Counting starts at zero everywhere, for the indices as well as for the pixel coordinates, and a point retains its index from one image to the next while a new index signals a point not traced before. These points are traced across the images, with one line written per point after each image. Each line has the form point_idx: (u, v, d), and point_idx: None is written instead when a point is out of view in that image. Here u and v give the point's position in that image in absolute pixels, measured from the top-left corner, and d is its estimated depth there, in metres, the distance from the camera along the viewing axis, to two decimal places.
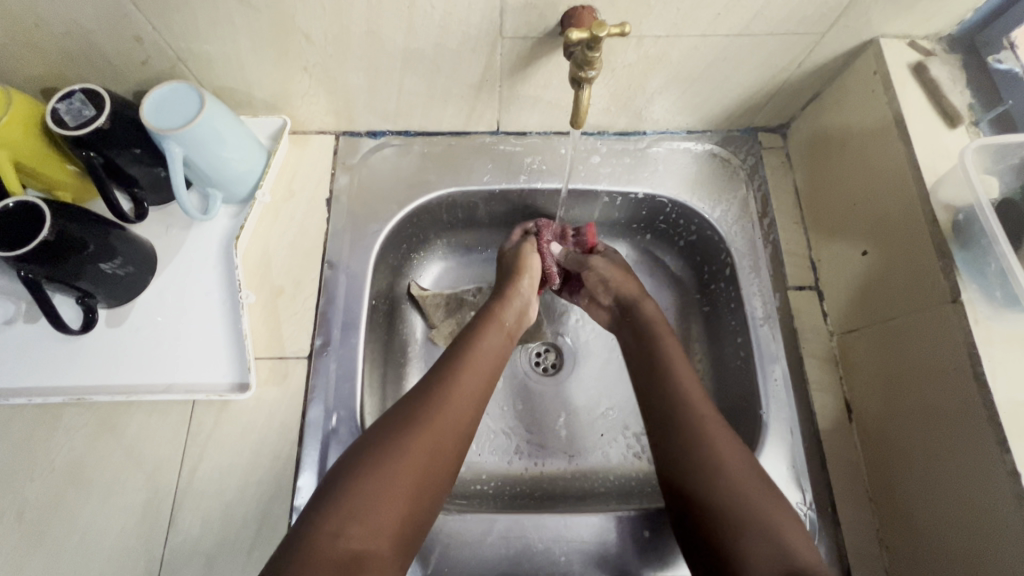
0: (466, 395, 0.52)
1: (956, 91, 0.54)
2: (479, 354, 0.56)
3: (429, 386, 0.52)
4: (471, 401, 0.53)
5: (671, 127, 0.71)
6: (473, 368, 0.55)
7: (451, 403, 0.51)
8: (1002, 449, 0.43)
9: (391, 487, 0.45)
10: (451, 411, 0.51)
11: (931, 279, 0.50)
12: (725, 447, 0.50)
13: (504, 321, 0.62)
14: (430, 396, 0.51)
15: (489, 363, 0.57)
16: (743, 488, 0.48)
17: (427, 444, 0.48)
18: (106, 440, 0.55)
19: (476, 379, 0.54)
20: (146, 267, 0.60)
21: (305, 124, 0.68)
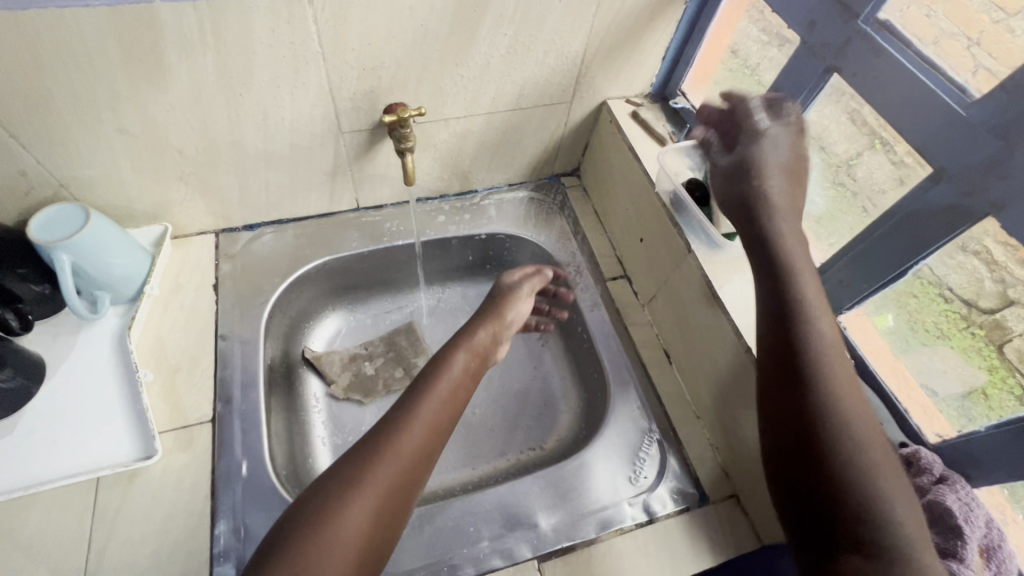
0: (419, 430, 0.57)
1: (660, 125, 0.81)
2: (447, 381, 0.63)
3: (385, 424, 0.57)
4: (430, 433, 0.58)
5: (495, 183, 0.92)
6: (430, 407, 0.60)
7: (408, 439, 0.56)
8: (739, 336, 0.64)
9: (348, 523, 0.50)
10: (408, 447, 0.56)
11: (674, 243, 0.72)
12: (855, 406, 0.50)
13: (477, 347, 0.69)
14: (391, 430, 0.56)
15: (450, 401, 0.62)
16: (871, 449, 0.48)
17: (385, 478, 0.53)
18: (0, 545, 0.55)
19: (431, 416, 0.59)
20: (34, 376, 0.64)
21: (185, 228, 0.78)
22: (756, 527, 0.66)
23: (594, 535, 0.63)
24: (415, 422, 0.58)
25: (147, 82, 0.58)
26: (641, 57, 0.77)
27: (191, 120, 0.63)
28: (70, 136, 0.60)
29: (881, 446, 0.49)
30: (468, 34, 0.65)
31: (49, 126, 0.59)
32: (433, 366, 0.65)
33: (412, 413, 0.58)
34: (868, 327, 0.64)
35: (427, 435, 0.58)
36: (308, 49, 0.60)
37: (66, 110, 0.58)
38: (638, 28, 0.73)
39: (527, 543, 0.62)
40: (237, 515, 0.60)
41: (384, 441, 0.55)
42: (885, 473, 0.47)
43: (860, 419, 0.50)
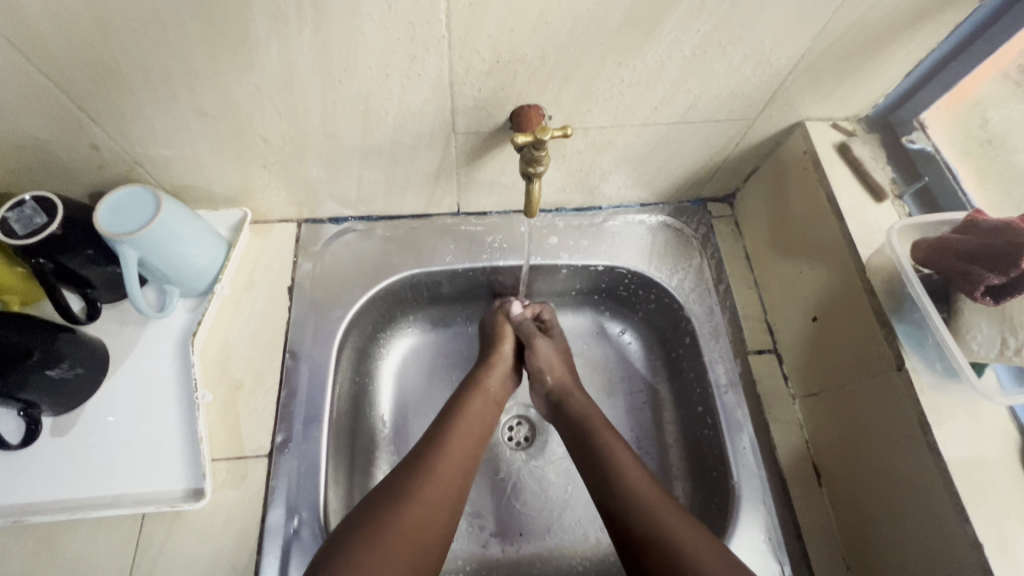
0: (426, 513, 0.51)
1: (878, 168, 0.58)
2: (467, 416, 0.60)
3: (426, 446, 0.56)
4: (455, 482, 0.55)
5: (624, 202, 0.74)
6: (462, 428, 0.59)
7: (401, 534, 0.49)
8: (962, 518, 0.44)
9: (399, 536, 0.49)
10: (404, 543, 0.49)
11: (876, 348, 0.51)
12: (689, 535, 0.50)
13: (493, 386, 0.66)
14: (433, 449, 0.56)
15: (466, 448, 0.57)
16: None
17: (428, 493, 0.52)
18: (45, 562, 0.51)
19: (441, 489, 0.53)
20: (97, 369, 0.58)
21: (266, 215, 0.68)
22: None
23: None
24: (428, 485, 0.53)
25: (230, 60, 0.45)
26: (877, 71, 0.55)
27: (279, 106, 0.51)
28: (142, 113, 0.50)
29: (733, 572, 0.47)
30: (647, 27, 0.46)
31: (119, 101, 0.48)
32: (451, 404, 0.62)
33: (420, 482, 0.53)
34: None
35: (435, 516, 0.52)
36: (430, 33, 0.45)
37: (137, 85, 0.47)
38: (891, 33, 0.50)
39: None
40: None
41: (431, 454, 0.55)
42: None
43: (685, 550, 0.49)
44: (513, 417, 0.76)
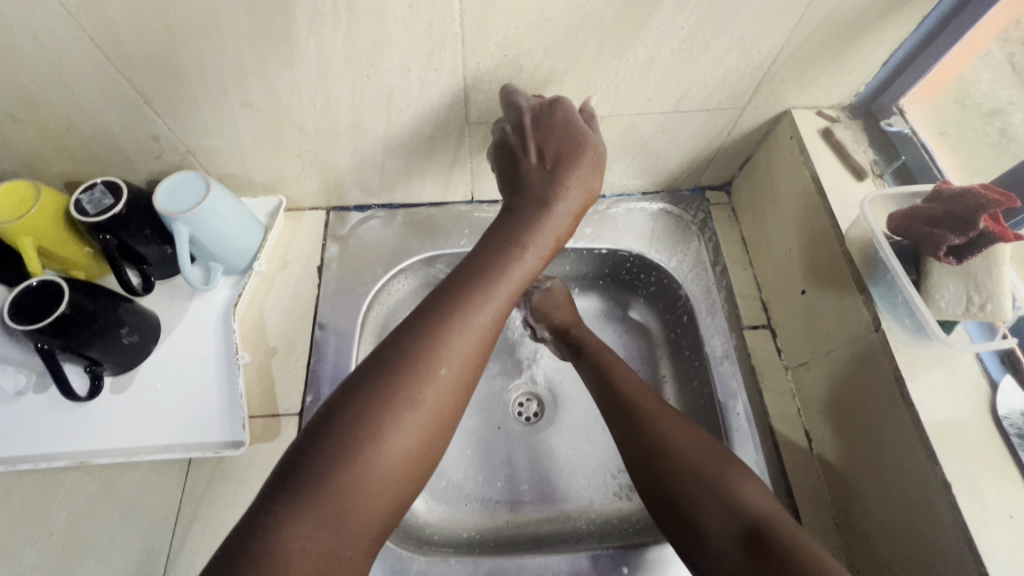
0: (451, 377, 0.46)
1: (860, 151, 0.63)
2: (505, 275, 0.51)
3: (455, 293, 0.49)
4: (484, 345, 0.49)
5: (627, 190, 0.79)
6: (502, 288, 0.51)
7: (425, 392, 0.45)
8: (933, 462, 0.47)
9: (420, 392, 0.45)
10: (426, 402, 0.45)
11: (857, 312, 0.55)
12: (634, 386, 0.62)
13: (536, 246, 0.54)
14: (460, 301, 0.49)
15: (501, 303, 0.50)
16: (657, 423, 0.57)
17: (457, 350, 0.47)
18: (105, 501, 0.58)
19: (471, 351, 0.48)
20: (151, 335, 0.66)
21: (299, 203, 0.76)
22: None
23: None
24: (456, 341, 0.47)
25: (275, 57, 0.53)
26: (854, 61, 0.59)
27: (314, 99, 0.58)
28: (197, 106, 0.58)
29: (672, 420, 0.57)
30: (636, 23, 0.53)
31: (179, 95, 0.56)
32: (486, 260, 0.52)
33: (446, 339, 0.47)
34: None
35: (459, 378, 0.47)
36: (445, 31, 0.51)
37: (195, 81, 0.55)
38: (863, 25, 0.55)
39: None
40: None
41: (460, 304, 0.48)
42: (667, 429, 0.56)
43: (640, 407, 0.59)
44: (523, 392, 0.81)
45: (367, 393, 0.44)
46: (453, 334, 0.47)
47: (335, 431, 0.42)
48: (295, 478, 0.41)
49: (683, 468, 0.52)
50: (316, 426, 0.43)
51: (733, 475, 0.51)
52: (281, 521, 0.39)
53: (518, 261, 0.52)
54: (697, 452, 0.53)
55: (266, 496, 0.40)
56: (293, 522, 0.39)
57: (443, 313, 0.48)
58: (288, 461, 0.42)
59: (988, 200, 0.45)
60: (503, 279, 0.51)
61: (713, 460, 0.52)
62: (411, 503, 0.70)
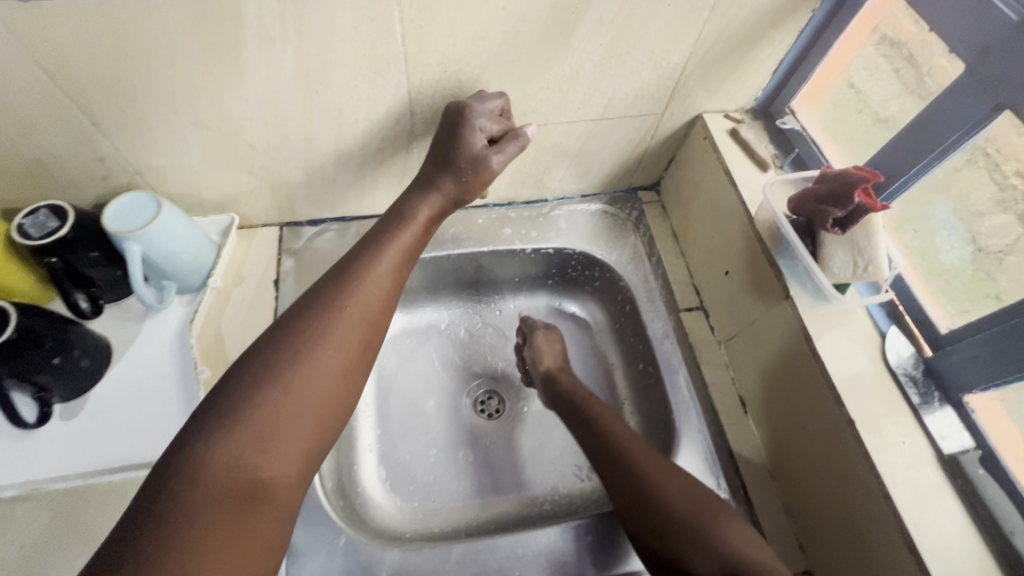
0: (342, 334, 0.51)
1: (762, 146, 0.72)
2: (398, 246, 0.59)
3: (339, 270, 0.56)
4: (377, 309, 0.55)
5: (567, 194, 0.86)
6: (388, 252, 0.57)
7: (325, 348, 0.50)
8: (840, 404, 0.55)
9: (317, 350, 0.50)
10: (329, 359, 0.50)
11: (771, 284, 0.63)
12: (611, 421, 0.64)
13: (414, 220, 0.61)
14: (342, 274, 0.55)
15: (385, 278, 0.56)
16: (641, 461, 0.58)
17: (350, 305, 0.53)
18: (61, 528, 0.57)
19: (360, 313, 0.53)
20: (103, 359, 0.65)
21: (251, 220, 0.77)
22: None
23: None
24: (348, 300, 0.53)
25: (225, 77, 0.55)
26: (749, 69, 0.69)
27: (265, 116, 0.61)
28: (146, 127, 0.59)
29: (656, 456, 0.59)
30: (561, 40, 0.59)
31: (127, 117, 0.58)
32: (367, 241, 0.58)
33: (331, 306, 0.52)
34: (997, 411, 0.53)
35: (353, 336, 0.52)
36: (389, 49, 0.56)
37: (145, 102, 0.56)
38: (752, 39, 0.64)
39: None
40: None
41: (343, 274, 0.55)
42: (657, 467, 0.58)
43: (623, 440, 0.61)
44: (484, 390, 0.84)
45: (264, 359, 0.49)
46: (333, 310, 0.53)
47: (235, 389, 0.47)
48: (203, 428, 0.44)
49: (676, 512, 0.54)
50: (218, 390, 0.47)
51: (730, 524, 0.53)
52: (200, 461, 0.43)
53: (400, 239, 0.59)
54: (689, 497, 0.55)
55: (184, 436, 0.44)
56: (212, 453, 0.43)
57: (335, 284, 0.54)
58: (201, 407, 0.46)
59: (860, 177, 0.54)
60: (386, 254, 0.57)
61: (704, 504, 0.55)
62: (381, 504, 0.72)
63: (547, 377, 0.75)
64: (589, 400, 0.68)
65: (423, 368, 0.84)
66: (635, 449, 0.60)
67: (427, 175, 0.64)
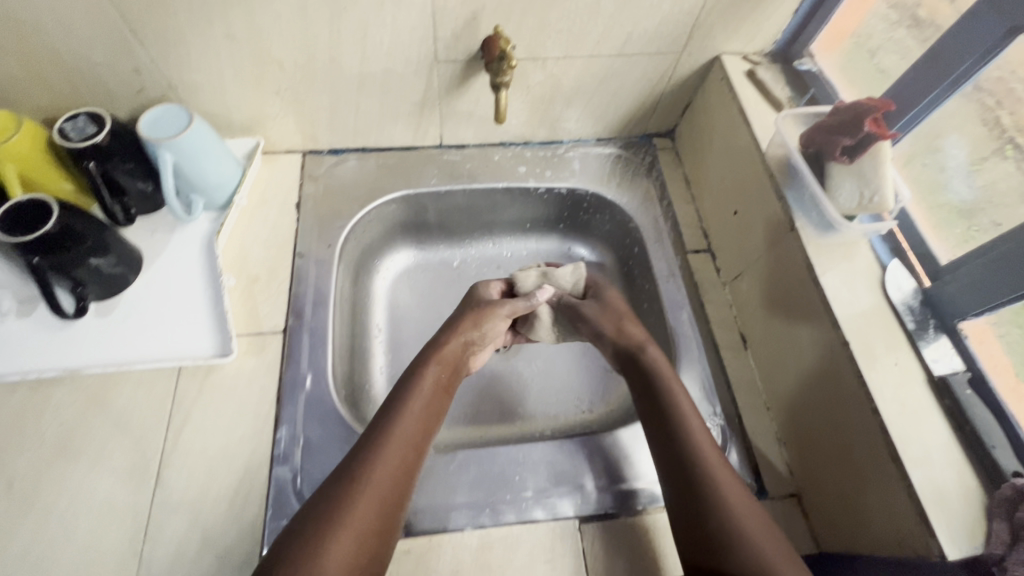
0: (378, 485, 0.52)
1: (778, 88, 0.73)
2: (417, 400, 0.61)
3: (371, 432, 0.57)
4: (405, 462, 0.55)
5: (583, 136, 0.88)
6: (415, 414, 0.59)
7: (354, 519, 0.49)
8: (836, 327, 0.57)
9: (346, 524, 0.49)
10: (359, 522, 0.50)
11: (777, 217, 0.64)
12: (691, 424, 0.59)
13: (445, 377, 0.66)
14: (373, 438, 0.56)
15: (420, 418, 0.59)
16: (713, 476, 0.54)
17: (377, 492, 0.52)
18: (96, 411, 0.61)
19: (394, 473, 0.54)
20: (134, 264, 0.69)
21: (275, 145, 0.80)
22: (816, 535, 0.60)
23: (641, 507, 0.61)
24: (379, 466, 0.53)
25: None
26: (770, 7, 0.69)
27: (294, 33, 0.63)
28: (181, 38, 0.62)
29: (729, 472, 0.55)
30: None
31: (164, 27, 0.60)
32: (404, 383, 0.63)
33: (365, 472, 0.53)
34: (990, 339, 0.55)
35: (383, 500, 0.52)
36: None
37: (181, 12, 0.59)
38: None
39: (570, 502, 0.61)
40: (296, 425, 0.63)
41: (376, 436, 0.56)
42: (731, 486, 0.54)
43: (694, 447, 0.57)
44: None
45: (306, 522, 0.49)
46: (399, 420, 0.58)
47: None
48: None
49: (746, 536, 0.50)
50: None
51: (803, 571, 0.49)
52: None
53: (425, 381, 0.63)
54: (762, 525, 0.51)
55: None
56: None
57: (372, 432, 0.57)
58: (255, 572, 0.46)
59: (869, 105, 0.56)
60: (417, 401, 0.61)
61: (777, 538, 0.51)
62: None
63: (622, 350, 0.69)
64: (666, 390, 0.62)
65: (435, 300, 0.88)
66: (711, 462, 0.55)
67: (454, 320, 0.72)
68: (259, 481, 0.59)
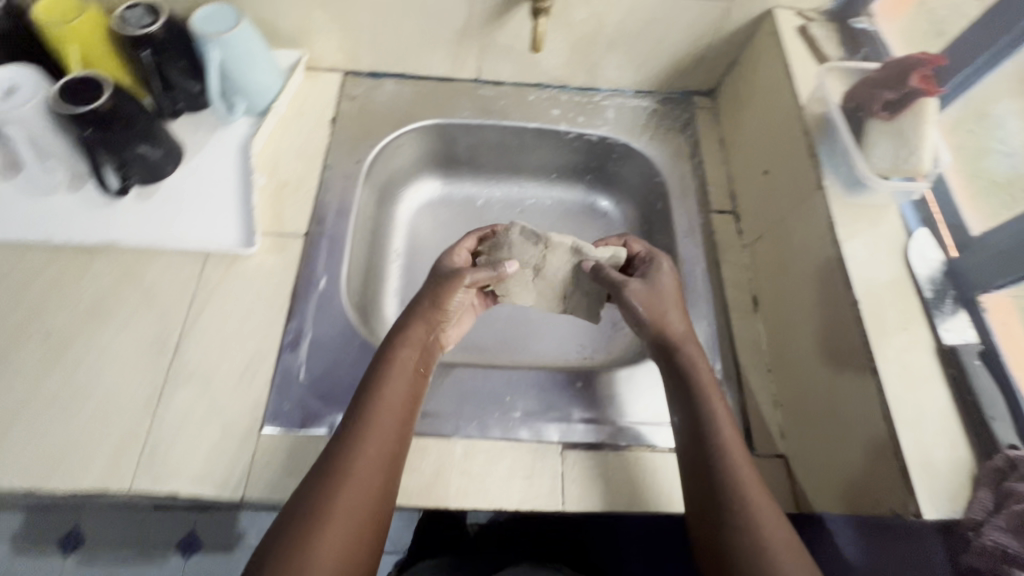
0: (367, 477, 0.49)
1: (830, 46, 0.70)
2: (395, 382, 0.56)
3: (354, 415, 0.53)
4: (390, 445, 0.52)
5: (621, 86, 0.86)
6: (399, 395, 0.55)
7: (345, 516, 0.47)
8: (847, 286, 0.55)
9: (338, 517, 0.47)
10: (354, 513, 0.48)
11: (805, 174, 0.63)
12: (737, 451, 0.53)
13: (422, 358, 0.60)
14: (357, 422, 0.52)
15: (400, 398, 0.55)
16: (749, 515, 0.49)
17: (365, 483, 0.49)
18: (128, 282, 0.66)
19: (379, 461, 0.51)
20: (173, 156, 0.72)
21: (318, 61, 0.82)
22: (798, 495, 0.60)
23: (625, 444, 0.62)
24: (362, 453, 0.50)
25: None
26: None
27: None
28: None
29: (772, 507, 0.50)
30: None
31: None
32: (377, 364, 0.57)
33: (350, 464, 0.49)
34: (1009, 312, 0.55)
35: (376, 490, 0.50)
36: None
37: None
38: None
39: (555, 428, 0.63)
40: (305, 320, 0.66)
41: (359, 421, 0.52)
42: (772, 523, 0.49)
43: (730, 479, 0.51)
44: None
45: (300, 516, 0.46)
46: (384, 399, 0.54)
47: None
48: None
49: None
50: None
51: None
52: None
53: (404, 360, 0.58)
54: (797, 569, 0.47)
55: None
56: None
57: (354, 418, 0.53)
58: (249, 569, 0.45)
59: (919, 58, 0.56)
60: (399, 383, 0.56)
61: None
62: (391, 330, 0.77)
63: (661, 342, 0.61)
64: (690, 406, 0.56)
65: (453, 234, 0.89)
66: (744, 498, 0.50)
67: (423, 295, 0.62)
68: (266, 365, 0.63)
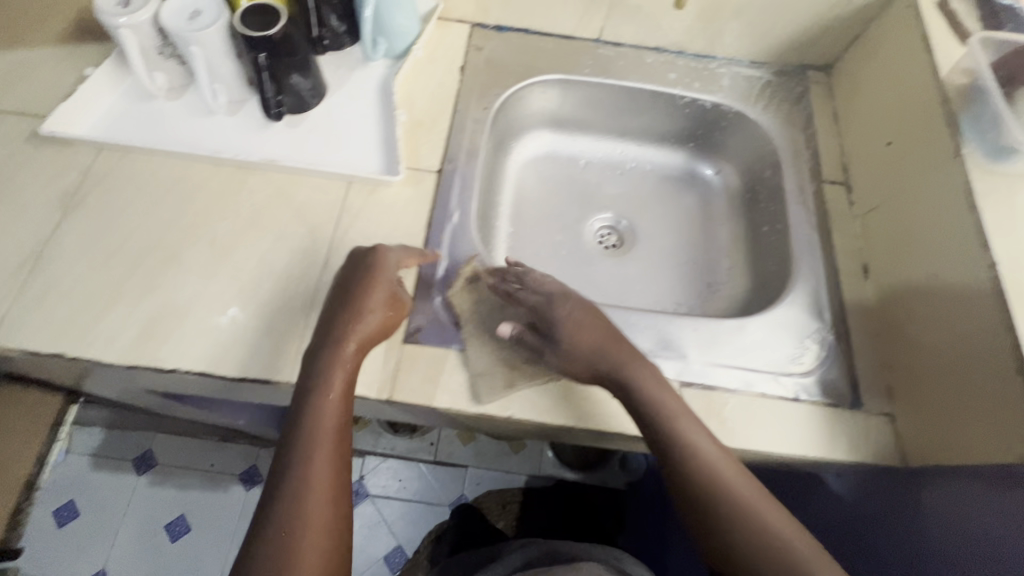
0: (320, 474, 0.52)
1: (970, 20, 0.70)
2: (329, 384, 0.56)
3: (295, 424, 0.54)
4: (333, 440, 0.54)
5: (738, 55, 0.88)
6: (332, 398, 0.56)
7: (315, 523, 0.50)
8: (984, 249, 0.57)
9: (309, 518, 0.50)
10: (317, 515, 0.51)
11: (941, 143, 0.64)
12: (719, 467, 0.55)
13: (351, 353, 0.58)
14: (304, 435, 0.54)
15: (340, 398, 0.56)
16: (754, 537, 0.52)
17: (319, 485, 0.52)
18: (280, 200, 0.71)
19: (328, 460, 0.53)
20: (318, 92, 0.77)
21: (450, 11, 0.86)
22: (903, 449, 0.63)
23: (738, 387, 0.65)
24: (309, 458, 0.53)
25: None
26: None
27: None
28: None
29: (775, 511, 0.54)
30: None
31: None
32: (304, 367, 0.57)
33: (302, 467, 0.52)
34: None
35: (332, 485, 0.53)
36: None
37: None
38: None
39: (672, 365, 0.67)
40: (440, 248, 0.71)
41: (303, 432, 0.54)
42: (766, 533, 0.52)
43: (716, 502, 0.54)
44: (604, 225, 0.92)
45: (273, 531, 0.49)
46: (320, 409, 0.55)
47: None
48: None
49: None
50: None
51: None
52: None
53: (344, 362, 0.57)
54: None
55: None
56: None
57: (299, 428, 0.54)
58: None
59: None
60: (329, 385, 0.56)
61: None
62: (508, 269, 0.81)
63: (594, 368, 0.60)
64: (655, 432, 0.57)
65: (558, 190, 0.93)
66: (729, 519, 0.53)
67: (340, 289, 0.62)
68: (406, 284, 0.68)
